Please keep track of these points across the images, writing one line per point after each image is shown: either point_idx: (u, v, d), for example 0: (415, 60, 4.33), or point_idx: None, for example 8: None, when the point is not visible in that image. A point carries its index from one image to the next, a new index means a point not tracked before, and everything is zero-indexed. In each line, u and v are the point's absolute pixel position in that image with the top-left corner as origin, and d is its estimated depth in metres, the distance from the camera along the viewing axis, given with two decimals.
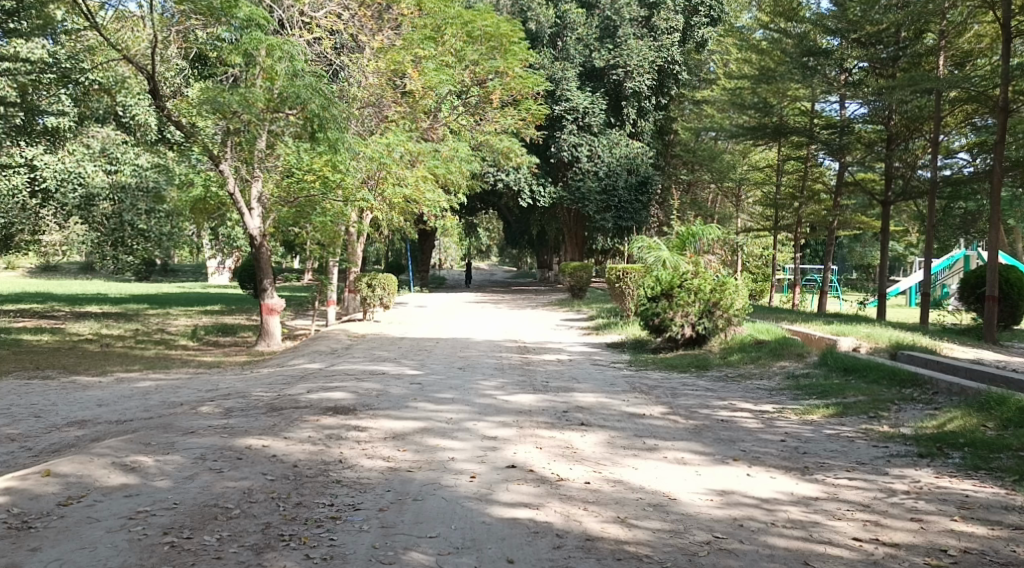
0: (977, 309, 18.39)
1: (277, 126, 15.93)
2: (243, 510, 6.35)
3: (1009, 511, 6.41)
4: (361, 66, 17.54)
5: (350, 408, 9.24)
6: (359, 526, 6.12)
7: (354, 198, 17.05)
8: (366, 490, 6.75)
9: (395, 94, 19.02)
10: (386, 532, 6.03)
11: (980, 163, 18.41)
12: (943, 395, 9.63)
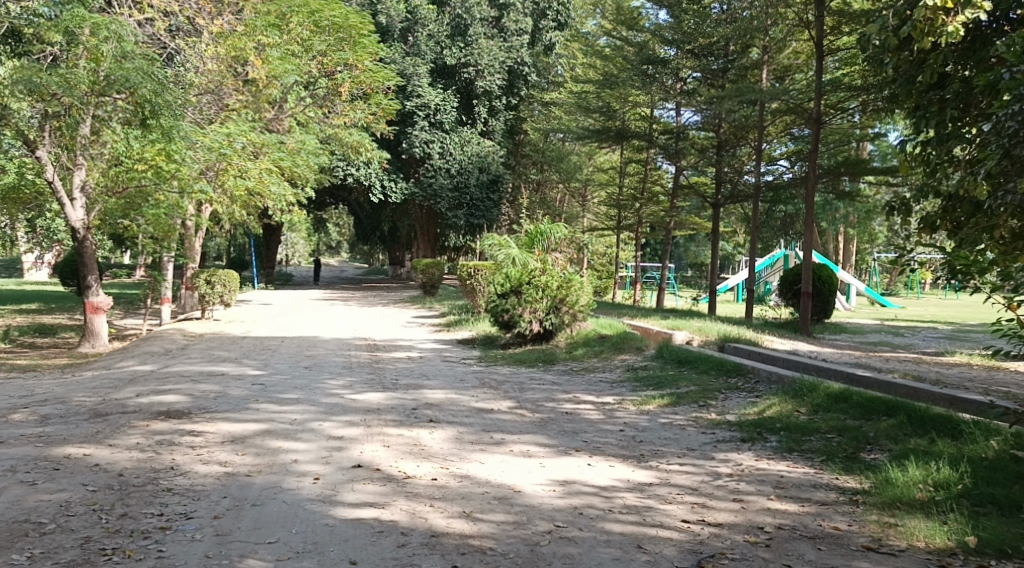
0: (793, 303, 19.81)
1: (102, 110, 15.07)
2: (60, 524, 6.15)
3: (818, 488, 7.01)
4: (198, 52, 16.86)
5: (183, 411, 9.05)
6: (191, 535, 6.03)
7: (189, 190, 16.81)
8: (200, 497, 6.67)
9: (236, 82, 18.68)
10: (220, 541, 5.95)
11: (797, 169, 19.80)
12: (764, 383, 10.41)
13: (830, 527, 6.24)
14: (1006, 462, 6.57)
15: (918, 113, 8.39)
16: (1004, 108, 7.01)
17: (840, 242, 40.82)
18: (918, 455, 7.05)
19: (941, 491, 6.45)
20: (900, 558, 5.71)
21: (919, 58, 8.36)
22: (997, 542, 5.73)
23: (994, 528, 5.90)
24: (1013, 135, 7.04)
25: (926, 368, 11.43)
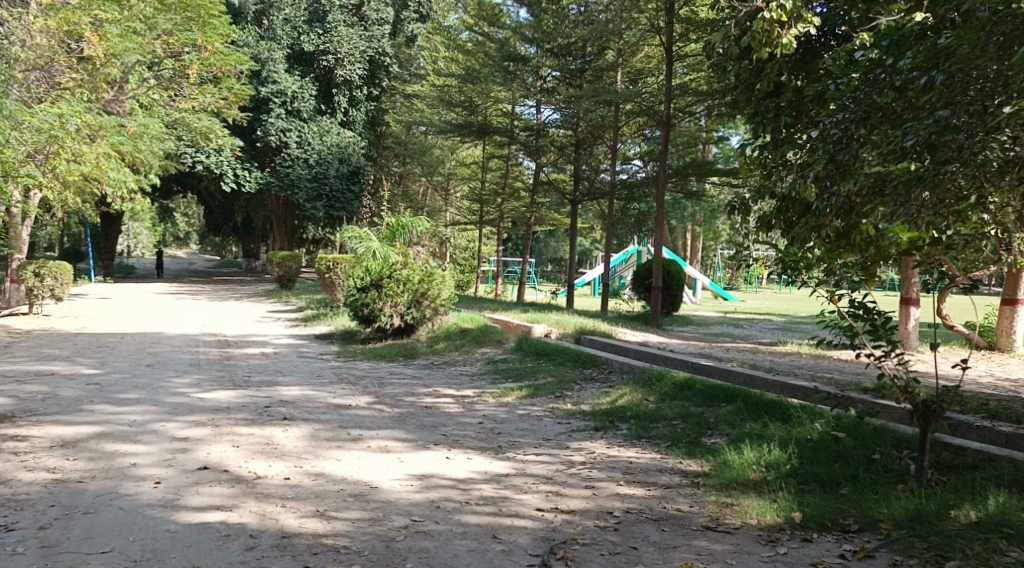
0: (644, 297, 20.59)
1: None
2: None
3: (663, 473, 7.36)
4: (23, 24, 15.64)
5: (8, 415, 8.60)
6: (12, 549, 5.77)
7: (15, 174, 15.76)
8: (25, 507, 6.39)
9: (69, 58, 17.04)
10: (47, 553, 5.74)
11: (649, 169, 20.66)
12: (617, 373, 10.83)
13: (673, 510, 6.54)
14: (827, 443, 7.12)
15: (755, 119, 8.91)
16: (829, 116, 7.73)
17: (687, 238, 42.69)
18: (751, 439, 7.53)
19: (771, 471, 6.89)
20: (735, 535, 6.04)
21: (757, 67, 8.88)
22: (818, 516, 6.11)
23: (816, 503, 6.30)
24: (837, 142, 7.71)
25: (763, 357, 12.19)
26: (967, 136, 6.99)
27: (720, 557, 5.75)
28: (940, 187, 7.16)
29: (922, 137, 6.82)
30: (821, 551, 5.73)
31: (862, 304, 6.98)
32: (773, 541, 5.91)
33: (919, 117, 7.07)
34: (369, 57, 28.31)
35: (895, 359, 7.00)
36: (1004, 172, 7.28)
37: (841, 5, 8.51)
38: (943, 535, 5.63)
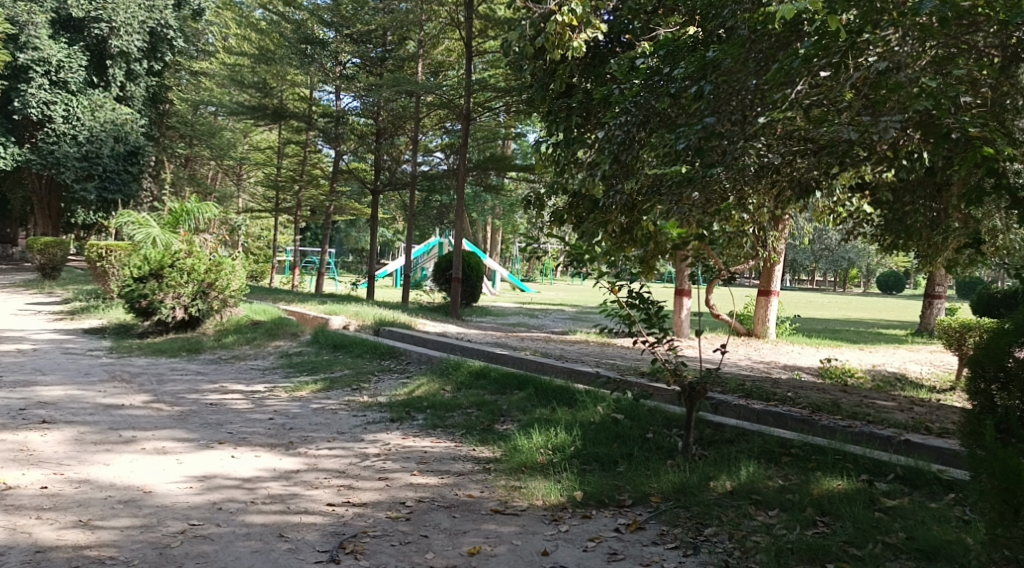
0: (444, 288, 20.81)
1: None
2: None
3: (457, 461, 7.40)
4: None
5: None
6: None
7: None
8: None
9: None
10: None
11: (449, 161, 20.89)
12: (414, 364, 10.83)
13: (464, 496, 6.57)
14: (608, 423, 7.44)
15: (550, 116, 9.22)
16: (614, 118, 8.00)
17: (485, 231, 43.48)
18: (539, 423, 7.73)
19: (558, 453, 7.10)
20: (522, 516, 6.12)
21: (550, 68, 9.14)
22: (597, 493, 6.30)
23: (596, 481, 6.50)
24: (621, 143, 8.02)
25: (554, 345, 12.60)
26: (729, 142, 7.41)
27: (507, 538, 5.78)
28: (707, 188, 7.49)
29: (692, 141, 7.44)
30: (598, 527, 5.88)
31: (639, 293, 7.36)
32: (556, 520, 6.02)
33: (691, 123, 7.64)
34: (149, 28, 26.40)
35: (667, 344, 7.41)
36: (760, 175, 7.78)
37: (625, 14, 8.88)
38: (702, 504, 5.89)
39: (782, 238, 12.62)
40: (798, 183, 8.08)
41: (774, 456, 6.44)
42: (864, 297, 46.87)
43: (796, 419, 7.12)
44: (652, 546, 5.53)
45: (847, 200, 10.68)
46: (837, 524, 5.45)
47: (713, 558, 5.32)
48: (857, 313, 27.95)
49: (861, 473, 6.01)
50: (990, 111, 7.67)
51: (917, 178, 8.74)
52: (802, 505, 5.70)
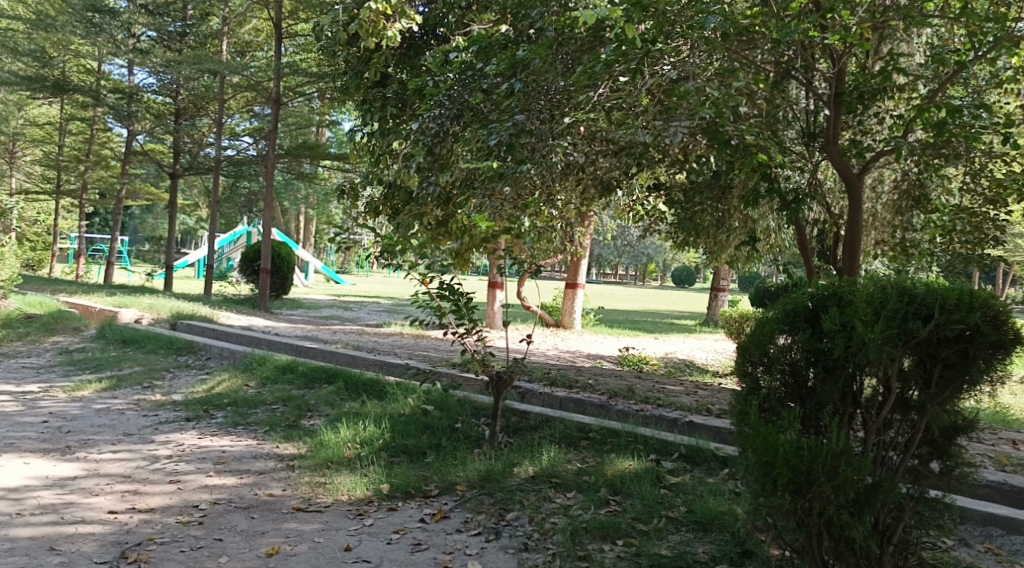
0: (251, 279, 20.35)
1: None
2: None
3: (257, 459, 7.25)
4: None
5: None
6: None
7: None
8: None
9: None
10: None
11: (257, 146, 20.28)
12: (214, 359, 10.54)
13: (264, 495, 6.48)
14: (417, 415, 7.54)
15: (364, 104, 9.21)
16: (427, 110, 8.10)
17: (297, 220, 42.58)
18: (348, 417, 7.73)
19: (365, 447, 7.08)
20: (325, 513, 6.12)
21: (365, 56, 9.14)
22: (403, 485, 6.37)
23: (403, 473, 6.57)
24: (435, 136, 8.13)
25: (366, 338, 12.59)
26: (538, 140, 7.64)
27: (307, 536, 5.77)
28: (518, 183, 7.70)
29: (503, 138, 7.48)
30: (403, 518, 5.98)
31: (449, 284, 7.39)
32: (361, 515, 6.06)
33: (501, 119, 7.73)
34: None
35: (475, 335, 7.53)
36: (567, 173, 8.14)
37: (440, 7, 9.01)
38: (505, 490, 6.11)
39: (588, 233, 13.14)
40: (601, 181, 8.50)
41: (573, 440, 6.80)
42: (661, 290, 49.61)
43: (594, 404, 7.52)
44: (455, 534, 5.69)
45: (645, 200, 11.33)
46: (627, 502, 5.82)
47: (513, 542, 5.53)
48: (656, 305, 29.64)
49: (650, 453, 6.46)
50: (765, 121, 8.48)
51: (705, 180, 9.46)
52: (596, 486, 6.03)
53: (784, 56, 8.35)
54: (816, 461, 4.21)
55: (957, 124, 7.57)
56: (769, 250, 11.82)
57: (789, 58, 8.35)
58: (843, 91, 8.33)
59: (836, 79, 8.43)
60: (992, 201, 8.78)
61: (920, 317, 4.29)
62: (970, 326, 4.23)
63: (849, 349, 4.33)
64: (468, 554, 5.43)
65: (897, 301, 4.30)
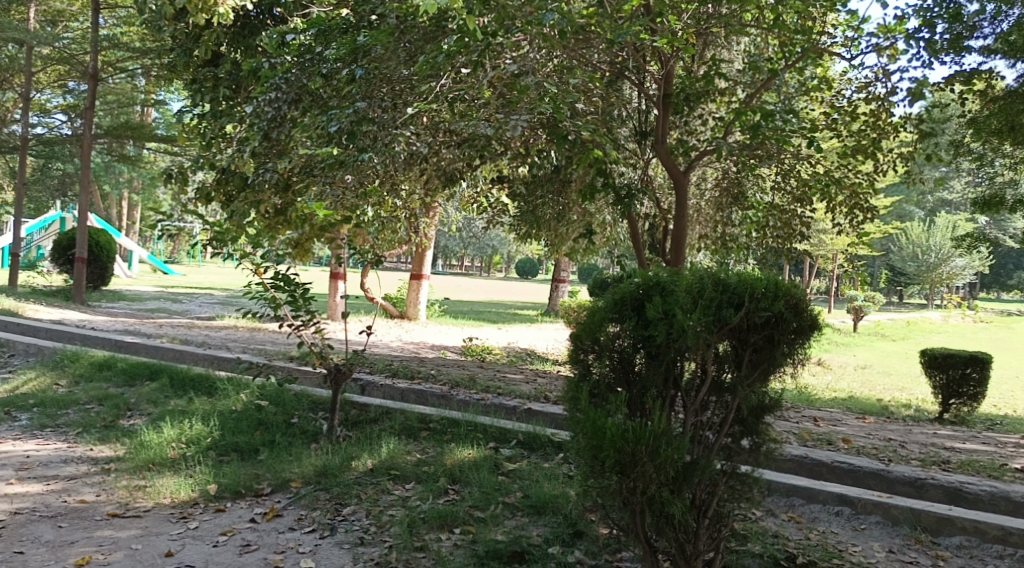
0: (66, 268, 19.31)
1: None
2: None
3: (67, 464, 6.86)
4: None
5: None
6: None
7: None
8: None
9: None
10: None
11: (71, 125, 19.12)
12: (20, 356, 9.96)
13: (75, 502, 6.16)
14: (250, 412, 7.41)
15: (194, 85, 8.93)
16: (263, 94, 7.78)
17: (119, 206, 40.42)
18: (173, 415, 7.49)
19: (191, 447, 6.87)
20: (144, 518, 5.90)
21: (195, 32, 8.81)
22: (233, 485, 6.23)
23: (233, 472, 6.42)
24: (271, 120, 7.90)
25: (196, 332, 12.17)
26: (380, 128, 7.50)
27: (124, 544, 5.55)
28: (360, 172, 7.65)
29: (344, 124, 7.33)
30: (231, 519, 5.86)
31: (284, 276, 7.09)
32: (184, 518, 5.89)
33: (342, 106, 7.64)
34: None
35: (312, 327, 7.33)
36: (411, 163, 8.05)
37: None
38: (341, 485, 6.09)
39: (432, 224, 13.17)
40: (444, 173, 8.56)
41: (413, 431, 6.87)
42: (500, 281, 50.34)
43: (436, 395, 7.61)
44: (287, 533, 5.64)
45: (490, 192, 11.48)
46: (465, 490, 5.94)
47: (348, 537, 5.54)
48: (495, 295, 30.08)
49: (488, 442, 6.62)
50: (601, 118, 8.76)
51: (546, 174, 9.73)
52: (435, 476, 6.13)
53: (617, 57, 8.80)
54: (639, 442, 4.46)
55: (770, 127, 8.18)
56: (605, 243, 12.26)
57: (623, 60, 8.89)
58: (670, 93, 8.95)
59: (664, 81, 9.01)
60: (799, 199, 9.57)
61: (733, 305, 4.64)
62: (776, 313, 4.63)
63: (671, 335, 4.61)
64: (301, 552, 5.40)
65: (713, 291, 4.63)
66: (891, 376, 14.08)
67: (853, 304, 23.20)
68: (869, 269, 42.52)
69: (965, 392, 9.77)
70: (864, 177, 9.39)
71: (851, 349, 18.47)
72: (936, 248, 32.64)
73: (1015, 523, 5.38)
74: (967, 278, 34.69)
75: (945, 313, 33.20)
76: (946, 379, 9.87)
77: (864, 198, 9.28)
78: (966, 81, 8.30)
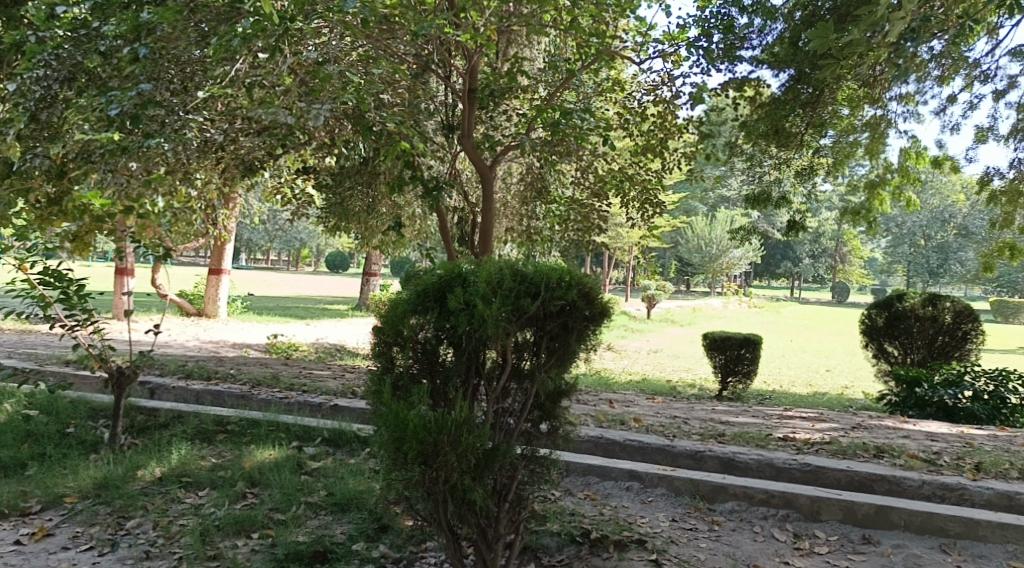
0: None
1: None
2: None
3: None
4: None
5: None
6: None
7: None
8: None
9: None
10: None
11: None
12: None
13: None
14: (17, 423, 6.81)
15: None
16: (29, 70, 7.10)
17: None
18: None
19: None
20: None
21: None
22: None
23: None
24: (40, 100, 7.23)
25: None
26: (168, 113, 7.16)
27: None
28: (146, 159, 7.18)
29: (127, 107, 6.76)
30: None
31: (54, 271, 6.61)
32: None
33: (124, 87, 7.06)
34: None
35: (88, 328, 6.82)
36: (205, 151, 7.76)
37: None
38: (125, 496, 5.72)
39: (232, 216, 12.62)
40: (243, 163, 8.26)
41: (208, 435, 6.57)
42: (303, 275, 49.21)
43: (234, 395, 7.31)
44: (60, 553, 5.23)
45: (294, 183, 11.11)
46: (264, 493, 5.75)
47: (131, 552, 5.21)
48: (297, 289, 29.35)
49: (292, 441, 6.43)
50: (407, 110, 8.70)
51: (354, 166, 9.60)
52: (232, 480, 5.88)
53: (423, 49, 8.97)
54: (441, 432, 4.47)
55: (569, 125, 8.40)
56: (415, 236, 12.20)
57: (428, 52, 8.99)
58: (475, 88, 9.07)
59: (469, 76, 9.14)
60: (597, 194, 9.98)
61: (530, 295, 4.72)
62: (570, 301, 4.75)
63: (471, 326, 4.64)
64: None
65: (512, 281, 4.69)
66: (679, 358, 14.92)
67: (645, 292, 24.35)
68: (659, 260, 44.75)
69: (740, 371, 10.49)
70: (653, 175, 9.88)
71: (643, 335, 19.39)
72: (716, 240, 34.96)
73: (778, 485, 5.87)
74: (743, 267, 37.33)
75: (725, 300, 35.57)
76: (723, 359, 10.53)
77: (654, 195, 9.84)
78: (738, 88, 8.96)
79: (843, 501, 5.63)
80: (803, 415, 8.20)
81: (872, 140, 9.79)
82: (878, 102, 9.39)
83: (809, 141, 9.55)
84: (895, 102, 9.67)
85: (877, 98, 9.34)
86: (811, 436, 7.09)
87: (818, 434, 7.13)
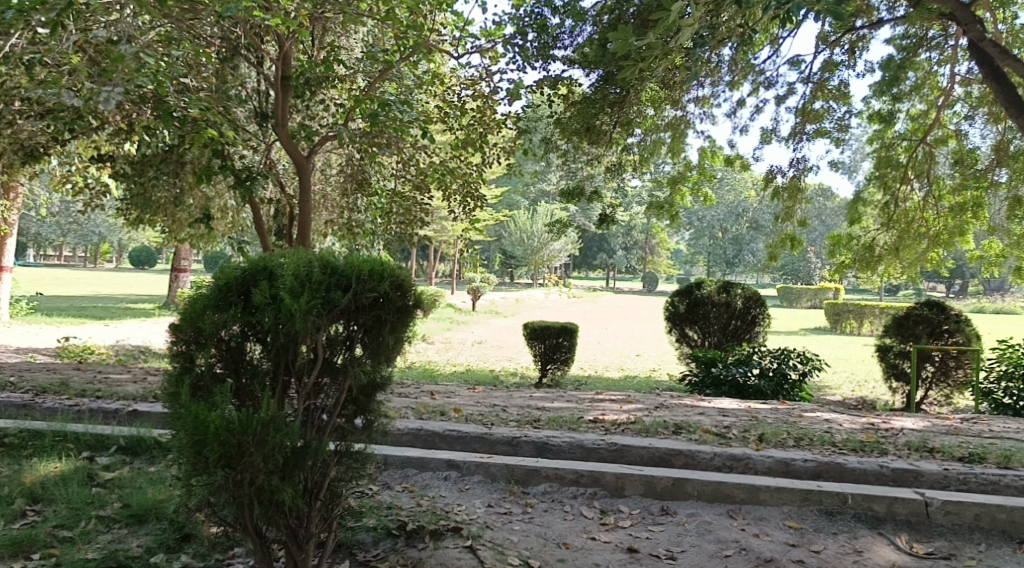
0: None
1: None
2: None
3: None
4: None
5: None
6: None
7: None
8: None
9: None
10: None
11: None
12: None
13: None
14: None
15: None
16: None
17: None
18: None
19: None
20: None
21: None
22: None
23: None
24: None
25: None
26: None
27: None
28: None
29: None
30: None
31: None
32: None
33: None
34: None
35: None
36: None
37: None
38: None
39: (14, 209, 11.54)
40: (22, 146, 7.74)
41: None
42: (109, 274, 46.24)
43: (15, 405, 6.64)
44: None
45: (88, 170, 10.28)
46: (48, 509, 5.24)
47: None
48: (101, 288, 27.47)
49: (81, 452, 5.90)
50: (214, 96, 8.14)
51: (158, 154, 8.99)
52: (10, 497, 5.32)
53: (232, 33, 8.47)
54: (245, 433, 4.22)
55: (388, 117, 8.18)
56: (227, 230, 11.60)
57: (236, 36, 8.46)
58: (289, 76, 8.68)
59: (282, 62, 8.74)
60: (418, 187, 9.75)
61: (341, 288, 4.52)
62: (381, 294, 4.57)
63: (277, 321, 4.40)
64: None
65: (321, 273, 4.49)
66: (500, 348, 15.02)
67: (469, 284, 24.43)
68: (482, 254, 45.03)
69: (558, 358, 10.65)
70: (474, 168, 9.80)
71: (466, 327, 19.43)
72: (537, 233, 35.62)
73: (586, 465, 5.95)
74: (562, 260, 38.25)
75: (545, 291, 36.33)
76: (542, 348, 10.63)
77: (475, 189, 9.68)
78: (552, 86, 9.03)
79: (644, 475, 5.77)
80: (612, 398, 8.38)
81: (675, 140, 10.10)
82: (679, 104, 9.81)
83: (618, 137, 9.78)
84: (693, 104, 10.07)
85: (677, 100, 9.74)
86: (618, 417, 7.23)
87: (625, 415, 7.29)
